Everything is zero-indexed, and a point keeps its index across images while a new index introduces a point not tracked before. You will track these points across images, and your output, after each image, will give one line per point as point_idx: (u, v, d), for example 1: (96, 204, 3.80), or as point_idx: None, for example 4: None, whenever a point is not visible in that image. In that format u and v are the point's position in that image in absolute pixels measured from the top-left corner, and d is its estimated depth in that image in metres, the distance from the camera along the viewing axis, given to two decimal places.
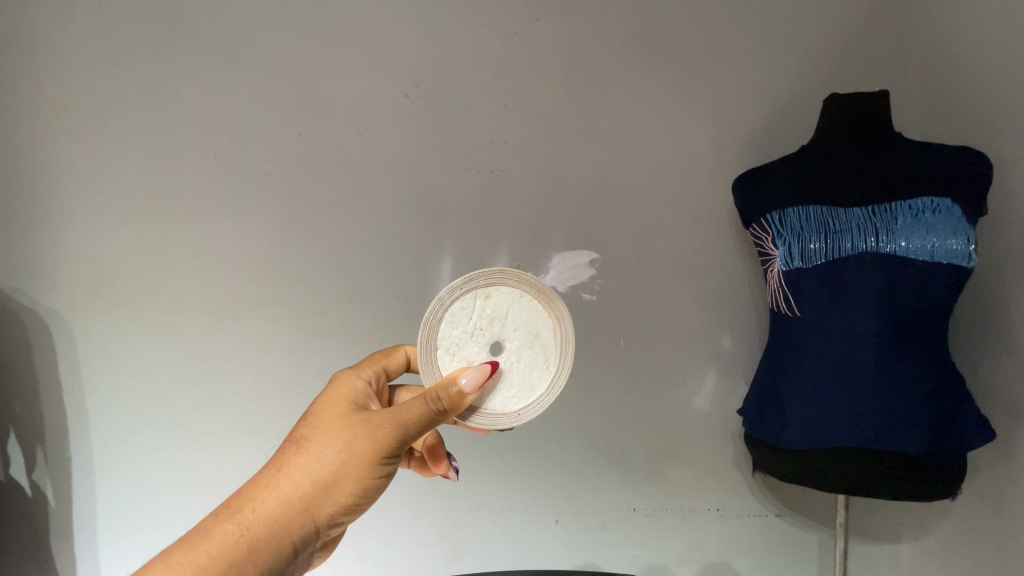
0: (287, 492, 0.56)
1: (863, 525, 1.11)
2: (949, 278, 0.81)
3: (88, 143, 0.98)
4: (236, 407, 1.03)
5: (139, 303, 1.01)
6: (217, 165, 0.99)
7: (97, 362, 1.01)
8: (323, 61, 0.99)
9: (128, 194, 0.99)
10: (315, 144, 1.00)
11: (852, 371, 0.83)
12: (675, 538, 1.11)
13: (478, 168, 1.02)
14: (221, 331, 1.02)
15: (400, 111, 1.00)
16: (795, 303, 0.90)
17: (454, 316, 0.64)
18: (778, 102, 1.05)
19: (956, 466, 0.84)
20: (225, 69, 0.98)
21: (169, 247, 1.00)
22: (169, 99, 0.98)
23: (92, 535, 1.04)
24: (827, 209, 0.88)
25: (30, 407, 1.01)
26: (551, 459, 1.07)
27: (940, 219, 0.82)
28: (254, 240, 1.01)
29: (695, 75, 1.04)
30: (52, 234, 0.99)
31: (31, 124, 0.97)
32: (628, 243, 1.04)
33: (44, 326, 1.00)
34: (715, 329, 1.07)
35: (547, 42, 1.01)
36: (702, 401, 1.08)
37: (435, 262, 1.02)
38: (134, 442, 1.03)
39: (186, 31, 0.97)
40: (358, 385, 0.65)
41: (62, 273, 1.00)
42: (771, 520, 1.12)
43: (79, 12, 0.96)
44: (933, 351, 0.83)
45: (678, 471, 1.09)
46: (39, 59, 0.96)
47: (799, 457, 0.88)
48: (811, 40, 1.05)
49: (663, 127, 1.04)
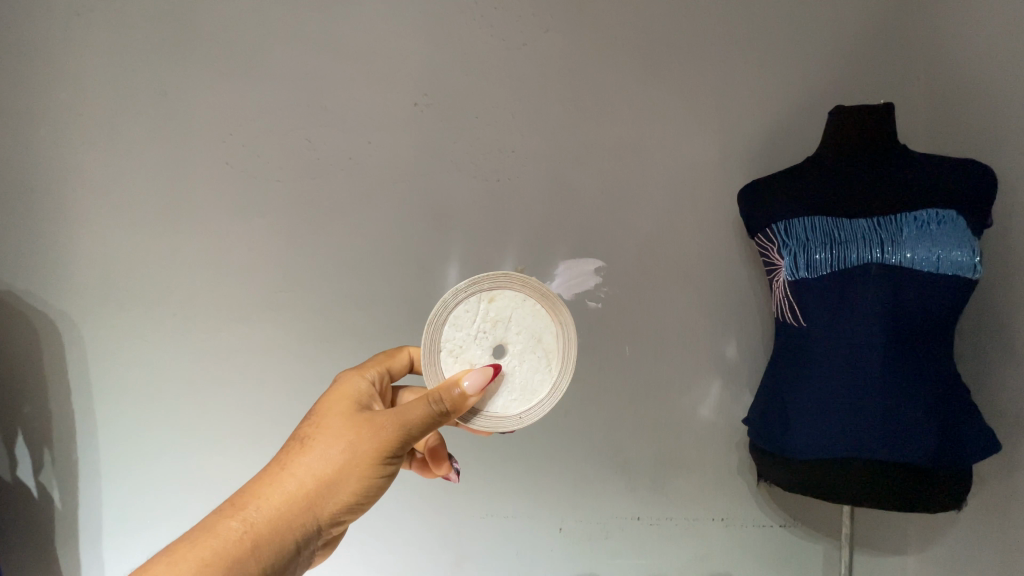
0: (290, 490, 0.56)
1: (869, 536, 1.09)
2: (955, 289, 0.81)
3: (104, 150, 1.00)
4: (242, 409, 1.04)
5: (150, 307, 1.03)
6: (228, 170, 1.01)
7: (106, 363, 1.03)
8: (335, 70, 1.01)
9: (142, 200, 1.01)
10: (326, 151, 1.02)
11: (858, 382, 0.83)
12: (679, 547, 1.10)
13: (485, 176, 1.03)
14: (228, 335, 1.03)
15: (409, 118, 1.02)
16: (800, 312, 0.90)
17: (458, 318, 0.65)
18: (784, 112, 1.06)
19: (962, 479, 0.83)
20: (237, 76, 1.00)
21: (180, 251, 1.02)
22: (184, 107, 1.00)
23: (98, 536, 1.05)
24: (832, 219, 0.88)
25: (39, 408, 1.02)
26: (553, 466, 1.06)
27: (945, 230, 0.82)
28: (264, 245, 1.03)
29: (701, 86, 1.05)
30: (67, 238, 1.01)
31: (49, 131, 1.00)
32: (633, 251, 1.05)
33: (55, 328, 1.02)
34: (721, 338, 1.07)
35: (555, 52, 1.02)
36: (707, 410, 1.08)
37: (442, 268, 1.03)
38: (140, 442, 1.04)
39: (201, 39, 1.00)
40: (362, 385, 0.66)
41: (75, 276, 1.01)
42: (776, 530, 1.11)
43: (97, 22, 0.99)
44: (939, 362, 0.82)
45: (682, 480, 1.09)
46: (58, 69, 0.99)
47: (804, 466, 0.87)
48: (818, 50, 1.06)
49: (669, 137, 1.05)
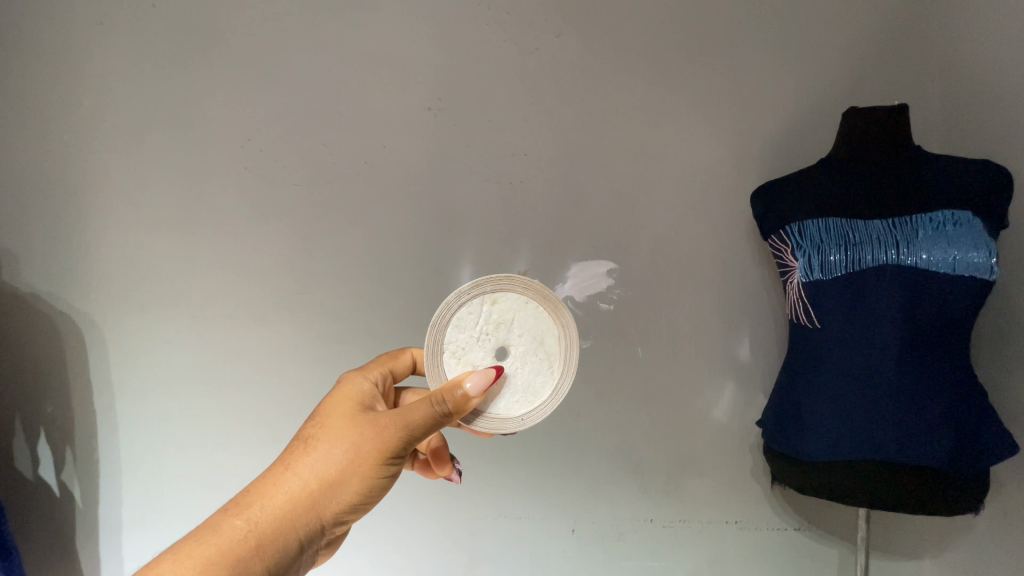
0: (294, 489, 0.57)
1: (885, 541, 1.06)
2: (972, 292, 0.79)
3: (124, 155, 1.04)
4: (257, 407, 1.07)
5: (170, 308, 1.06)
6: (243, 175, 1.04)
7: (129, 364, 1.06)
8: (349, 77, 1.03)
9: (161, 205, 1.04)
10: (340, 156, 1.04)
11: (873, 385, 0.81)
12: (691, 550, 1.09)
13: (497, 178, 1.03)
14: (244, 335, 1.06)
15: (421, 123, 1.03)
16: (815, 315, 0.88)
17: (461, 320, 0.65)
18: (798, 112, 1.04)
19: (980, 484, 0.81)
20: (254, 83, 1.03)
21: (197, 254, 1.05)
22: (202, 115, 1.03)
23: (116, 532, 1.09)
24: (846, 221, 0.86)
25: (63, 408, 1.06)
26: (563, 468, 1.06)
27: (961, 231, 0.80)
28: (279, 248, 1.05)
29: (713, 86, 1.04)
30: (90, 242, 1.04)
31: (72, 137, 1.03)
32: (645, 253, 1.04)
33: (79, 330, 1.05)
34: (734, 339, 1.06)
35: (567, 56, 1.02)
36: (719, 413, 1.06)
37: (452, 270, 1.04)
38: (157, 442, 1.07)
39: (221, 48, 1.03)
40: (365, 386, 0.67)
41: (99, 277, 1.05)
42: (791, 533, 1.09)
43: (119, 31, 1.03)
44: (957, 366, 0.80)
45: (695, 483, 1.08)
46: (81, 77, 1.03)
47: (819, 470, 0.85)
48: (835, 49, 1.04)
49: (681, 138, 1.04)
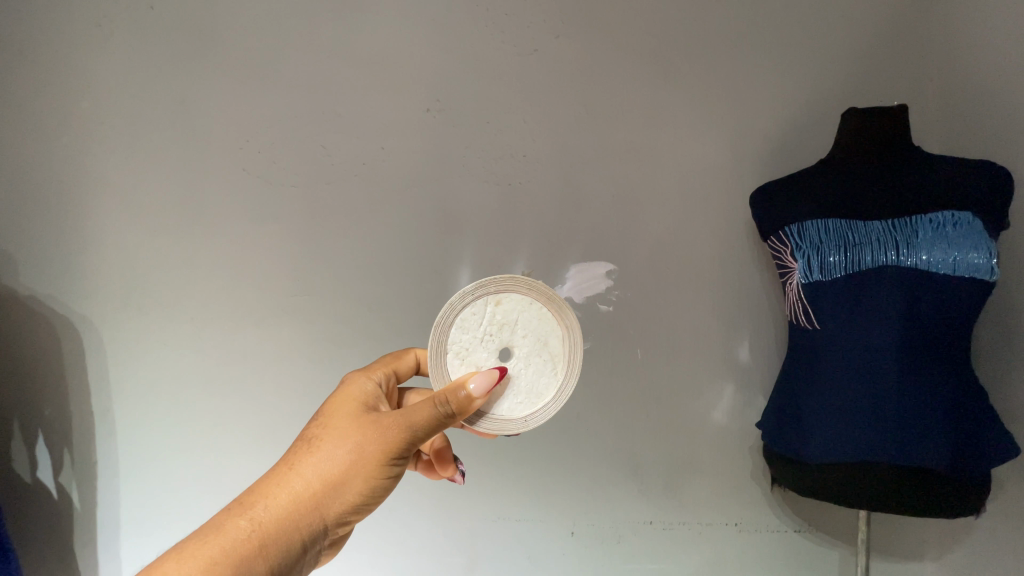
0: (298, 490, 0.57)
1: (886, 543, 1.06)
2: (971, 292, 0.79)
3: (123, 156, 1.03)
4: (257, 409, 1.06)
5: (168, 309, 1.05)
6: (243, 176, 1.04)
7: (127, 366, 1.06)
8: (349, 78, 1.03)
9: (160, 206, 1.04)
10: (339, 158, 1.04)
11: (873, 386, 0.81)
12: (692, 553, 1.09)
13: (497, 180, 1.03)
14: (244, 337, 1.05)
15: (420, 124, 1.03)
16: (815, 316, 0.88)
17: (465, 320, 0.65)
18: (797, 114, 1.05)
19: (980, 486, 0.81)
20: (253, 84, 1.03)
21: (196, 256, 1.05)
22: (200, 116, 1.03)
23: (115, 535, 1.08)
24: (846, 222, 0.87)
25: (61, 410, 1.05)
26: (563, 470, 1.06)
27: (961, 233, 0.80)
28: (278, 250, 1.05)
29: (712, 89, 1.04)
30: (88, 243, 1.04)
31: (70, 138, 1.03)
32: (644, 255, 1.05)
33: (76, 332, 1.05)
34: (734, 341, 1.06)
35: (566, 58, 1.03)
36: (719, 414, 1.06)
37: (452, 272, 1.04)
38: (156, 444, 1.07)
39: (220, 49, 1.03)
40: (369, 386, 0.67)
41: (97, 279, 1.04)
42: (791, 535, 1.09)
43: (117, 32, 1.02)
44: (957, 367, 0.81)
45: (695, 485, 1.08)
46: (79, 78, 1.02)
47: (819, 472, 0.85)
48: (833, 52, 1.04)
49: (680, 140, 1.04)
